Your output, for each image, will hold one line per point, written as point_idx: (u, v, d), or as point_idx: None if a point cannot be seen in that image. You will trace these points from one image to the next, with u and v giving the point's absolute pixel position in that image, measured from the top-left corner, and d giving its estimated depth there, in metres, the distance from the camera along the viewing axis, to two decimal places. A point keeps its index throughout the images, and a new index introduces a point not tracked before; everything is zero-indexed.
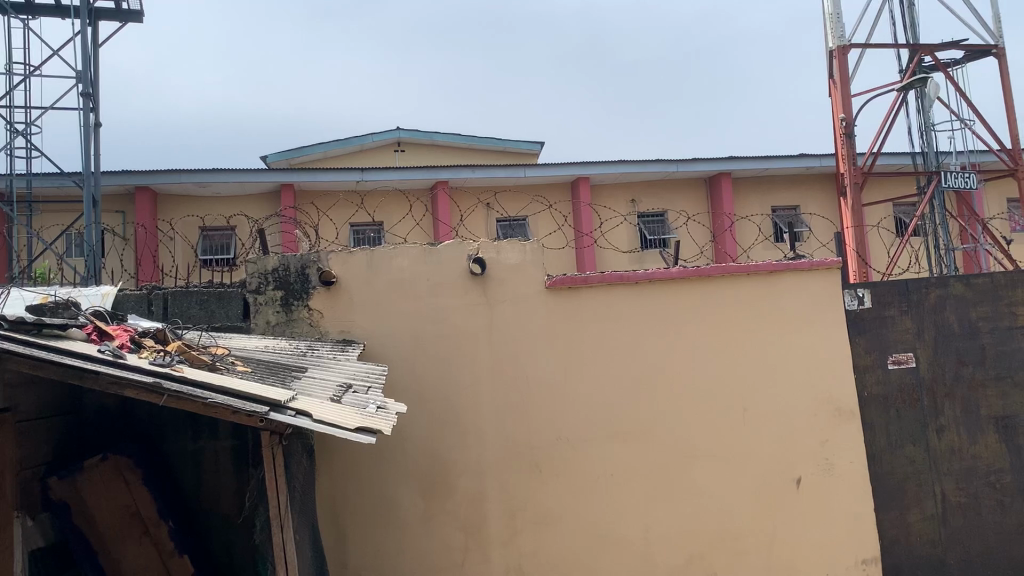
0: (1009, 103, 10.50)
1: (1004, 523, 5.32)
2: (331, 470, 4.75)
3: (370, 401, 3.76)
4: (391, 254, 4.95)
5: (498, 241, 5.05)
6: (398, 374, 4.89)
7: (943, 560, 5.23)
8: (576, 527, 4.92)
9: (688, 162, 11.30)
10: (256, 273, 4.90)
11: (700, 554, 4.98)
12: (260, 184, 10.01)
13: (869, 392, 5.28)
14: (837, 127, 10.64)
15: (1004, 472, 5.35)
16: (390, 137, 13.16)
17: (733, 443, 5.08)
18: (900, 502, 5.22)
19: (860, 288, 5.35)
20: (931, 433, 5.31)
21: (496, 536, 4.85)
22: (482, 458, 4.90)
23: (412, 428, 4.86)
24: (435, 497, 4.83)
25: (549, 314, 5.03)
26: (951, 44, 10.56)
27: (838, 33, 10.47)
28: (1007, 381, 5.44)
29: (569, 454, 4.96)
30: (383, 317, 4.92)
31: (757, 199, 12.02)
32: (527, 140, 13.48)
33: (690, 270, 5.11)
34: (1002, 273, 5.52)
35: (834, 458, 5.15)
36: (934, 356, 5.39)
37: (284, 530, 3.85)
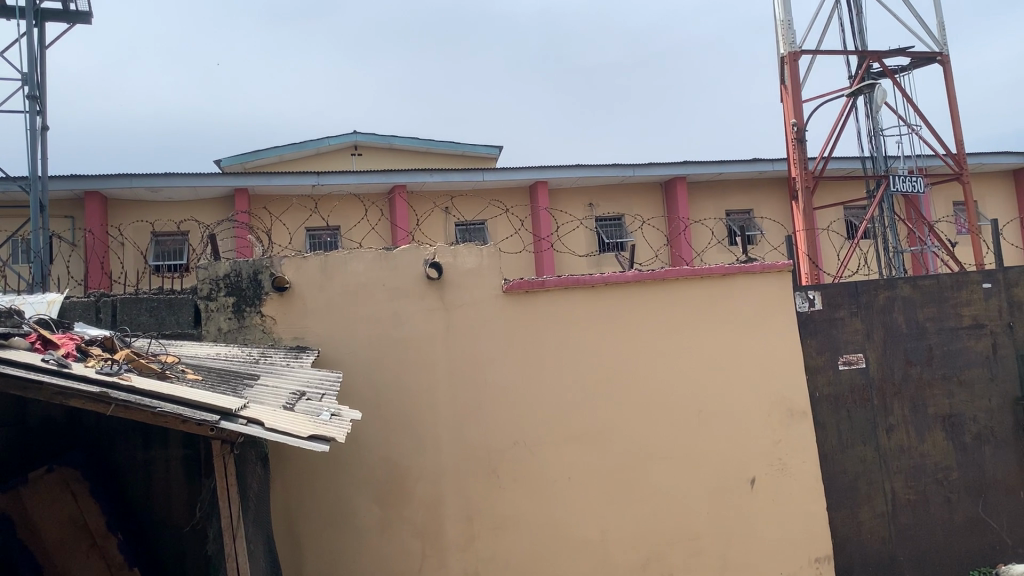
0: (953, 109, 10.78)
1: (952, 520, 5.42)
2: (287, 479, 4.69)
3: (323, 408, 3.72)
4: (346, 258, 4.91)
5: (454, 245, 5.03)
6: (354, 379, 4.84)
7: (894, 556, 5.33)
8: (533, 531, 4.92)
9: (644, 167, 11.40)
10: (207, 279, 4.83)
11: (657, 556, 5.02)
12: (213, 189, 9.88)
13: (821, 393, 5.37)
14: (789, 132, 10.81)
15: (951, 469, 5.46)
16: (347, 141, 13.08)
17: (689, 445, 5.12)
18: (852, 500, 5.31)
19: (811, 290, 5.44)
20: (881, 433, 5.41)
21: (453, 542, 4.83)
22: (440, 464, 4.87)
23: (368, 434, 4.82)
24: (392, 505, 4.79)
25: (506, 318, 5.02)
26: (898, 51, 10.81)
27: (788, 40, 10.65)
28: (953, 381, 5.56)
29: (526, 458, 4.96)
30: (338, 323, 4.87)
31: (711, 203, 12.18)
32: (484, 144, 13.50)
33: (646, 274, 5.15)
34: (947, 274, 5.65)
35: (788, 458, 5.22)
36: (883, 356, 5.50)
37: (237, 540, 3.79)
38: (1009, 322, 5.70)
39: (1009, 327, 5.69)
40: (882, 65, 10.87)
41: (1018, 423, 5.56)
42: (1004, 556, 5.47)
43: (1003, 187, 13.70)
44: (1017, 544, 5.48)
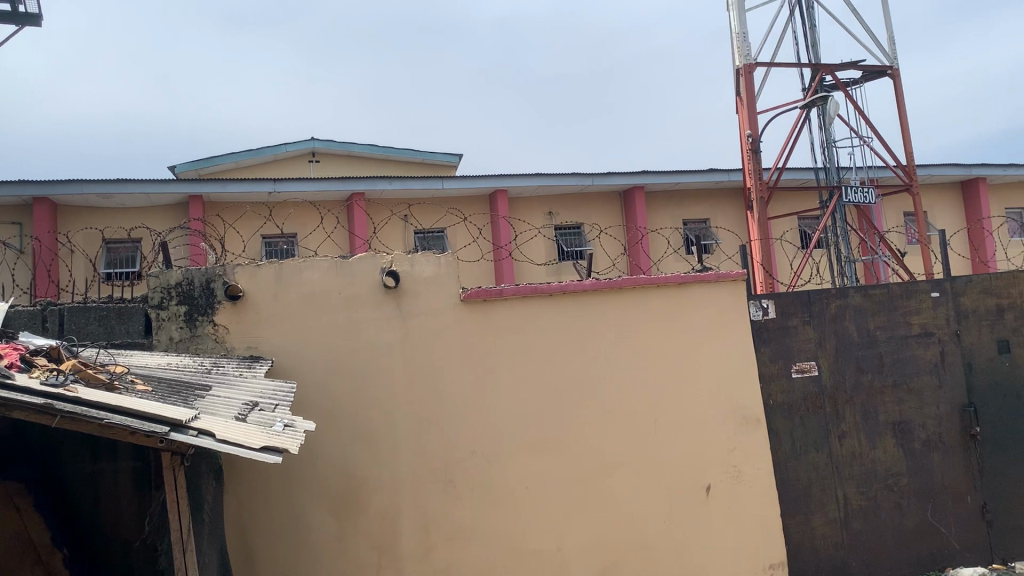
0: (903, 122, 11.03)
1: (902, 525, 5.52)
2: (241, 491, 4.61)
3: (277, 419, 3.67)
4: (301, 266, 4.85)
5: (411, 254, 5.00)
6: (309, 389, 4.78)
7: (846, 562, 5.40)
8: (490, 541, 4.89)
9: (603, 176, 11.47)
10: (158, 287, 4.73)
11: (614, 564, 5.02)
12: (166, 195, 9.72)
13: (775, 400, 5.43)
14: (744, 143, 10.98)
15: (901, 475, 5.56)
16: (304, 147, 12.98)
17: (645, 453, 5.14)
18: (805, 507, 5.38)
19: (764, 299, 5.50)
20: (833, 439, 5.49)
21: (410, 554, 4.78)
22: (397, 474, 4.83)
23: (322, 445, 4.75)
24: (349, 517, 4.74)
25: (463, 327, 5.01)
26: (850, 64, 11.04)
27: (744, 52, 10.81)
28: (903, 388, 5.66)
29: (484, 468, 4.94)
30: (293, 332, 4.81)
31: (669, 212, 12.30)
32: (443, 152, 13.49)
33: (603, 283, 5.17)
34: (897, 284, 5.77)
35: (742, 465, 5.27)
36: (835, 364, 5.59)
37: (186, 555, 3.71)
38: (957, 330, 5.81)
39: (957, 335, 5.80)
40: (834, 78, 11.08)
41: (965, 430, 5.67)
42: (952, 559, 5.57)
43: (951, 197, 14.03)
44: (965, 547, 5.59)
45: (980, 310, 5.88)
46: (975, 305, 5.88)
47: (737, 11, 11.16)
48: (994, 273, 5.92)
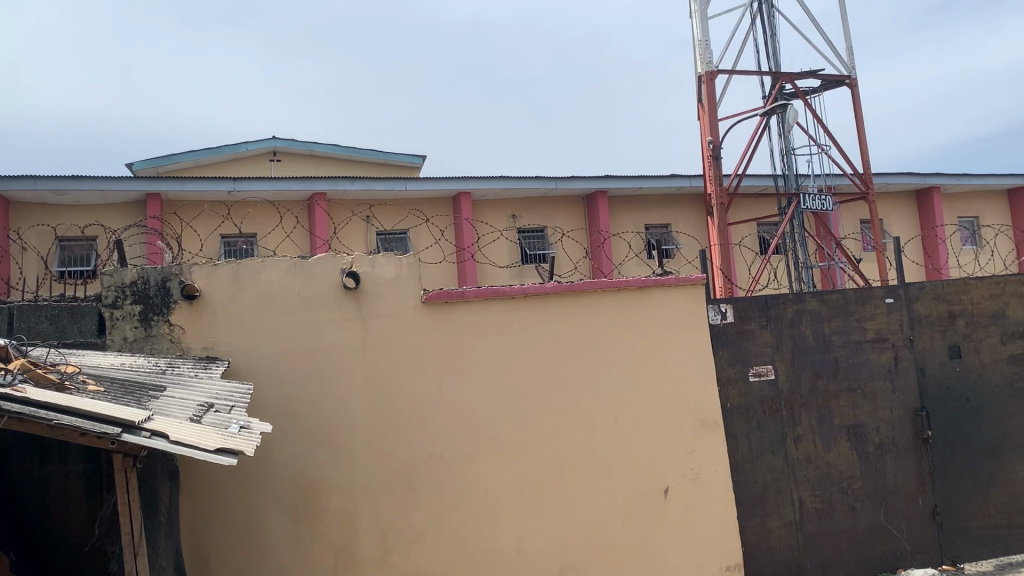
0: (860, 131, 11.23)
1: (855, 527, 5.61)
2: (194, 494, 4.54)
3: (232, 421, 3.62)
4: (259, 266, 4.80)
5: (372, 255, 4.97)
6: (266, 391, 4.72)
7: (800, 563, 5.47)
8: (448, 543, 4.87)
9: (566, 180, 11.52)
10: (112, 286, 4.64)
11: (572, 566, 5.03)
12: (123, 193, 9.57)
13: (732, 403, 5.49)
14: (705, 149, 11.09)
15: (855, 477, 5.65)
16: (265, 146, 12.87)
17: (604, 456, 5.16)
18: (761, 509, 5.44)
19: (722, 303, 5.57)
20: (789, 442, 5.57)
21: (368, 556, 4.75)
22: (355, 477, 4.79)
23: (279, 448, 4.70)
24: (305, 520, 4.69)
25: (424, 329, 4.99)
26: (809, 73, 11.22)
27: (706, 59, 10.93)
28: (857, 392, 5.75)
29: (444, 470, 4.92)
30: (251, 333, 4.75)
31: (631, 216, 12.38)
32: (406, 154, 13.46)
33: (564, 286, 5.19)
34: (853, 289, 5.87)
35: (700, 467, 5.32)
36: (791, 368, 5.67)
37: (138, 557, 3.65)
38: (910, 336, 5.92)
39: (910, 341, 5.91)
40: (794, 86, 11.25)
41: (917, 433, 5.78)
42: (904, 561, 5.66)
43: (905, 206, 14.32)
44: (916, 549, 5.69)
45: (932, 316, 5.99)
46: (928, 311, 5.99)
47: (700, 19, 11.28)
48: (946, 280, 6.05)
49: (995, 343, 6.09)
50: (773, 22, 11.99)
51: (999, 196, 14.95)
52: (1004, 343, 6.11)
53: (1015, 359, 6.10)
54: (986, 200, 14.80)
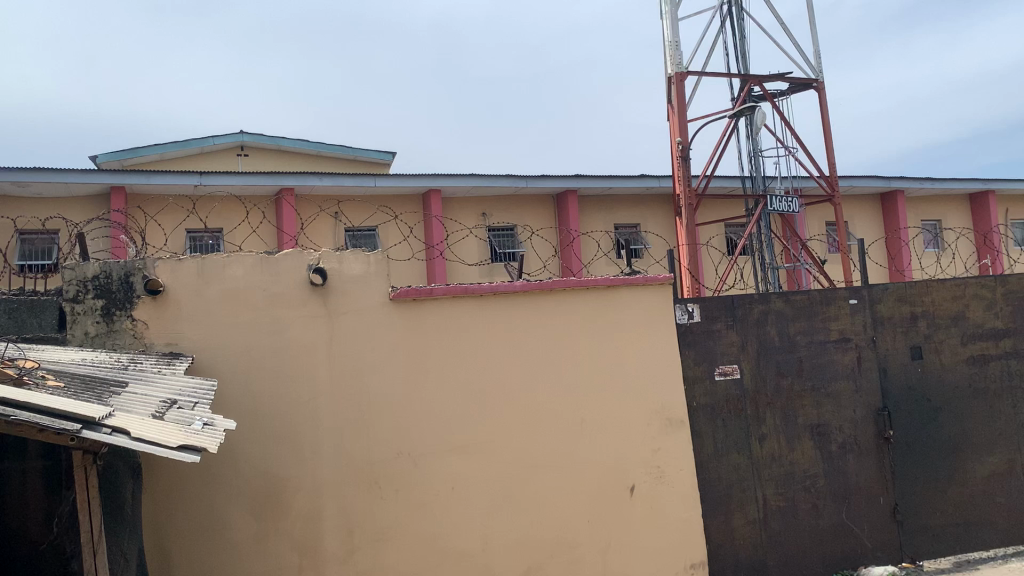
0: (826, 133, 11.37)
1: (818, 525, 5.67)
2: (156, 491, 4.47)
3: (196, 417, 3.58)
4: (225, 261, 4.74)
5: (340, 251, 4.93)
6: (230, 387, 4.66)
7: (764, 561, 5.53)
8: (413, 542, 4.85)
9: (537, 179, 11.53)
10: (73, 280, 4.57)
11: (539, 564, 5.04)
12: (86, 186, 9.41)
13: (698, 402, 5.53)
14: (674, 150, 11.16)
15: (818, 476, 5.72)
16: (233, 140, 12.73)
17: (571, 454, 5.17)
18: (726, 507, 5.49)
19: (690, 303, 5.60)
20: (753, 441, 5.62)
21: (333, 555, 4.72)
22: (320, 476, 4.75)
23: (242, 445, 4.65)
24: (268, 518, 4.65)
25: (391, 327, 4.96)
26: (778, 76, 11.34)
27: (676, 60, 10.99)
28: (821, 392, 5.82)
29: (409, 469, 4.90)
30: (214, 329, 4.69)
31: (600, 216, 12.44)
32: (376, 150, 13.40)
33: (533, 284, 5.19)
34: (818, 290, 5.93)
35: (665, 466, 5.35)
36: (757, 368, 5.72)
37: (97, 557, 3.58)
38: (873, 337, 6.00)
39: (873, 342, 6.00)
40: (762, 88, 11.37)
41: (879, 433, 5.86)
42: (864, 559, 5.74)
43: (870, 208, 14.53)
44: (876, 547, 5.77)
45: (895, 318, 6.08)
46: (890, 312, 6.08)
47: (670, 20, 11.34)
48: (909, 281, 6.14)
49: (955, 344, 6.19)
50: (742, 25, 12.09)
51: (961, 200, 15.22)
52: (964, 344, 6.21)
53: (974, 360, 6.21)
54: (948, 203, 15.07)
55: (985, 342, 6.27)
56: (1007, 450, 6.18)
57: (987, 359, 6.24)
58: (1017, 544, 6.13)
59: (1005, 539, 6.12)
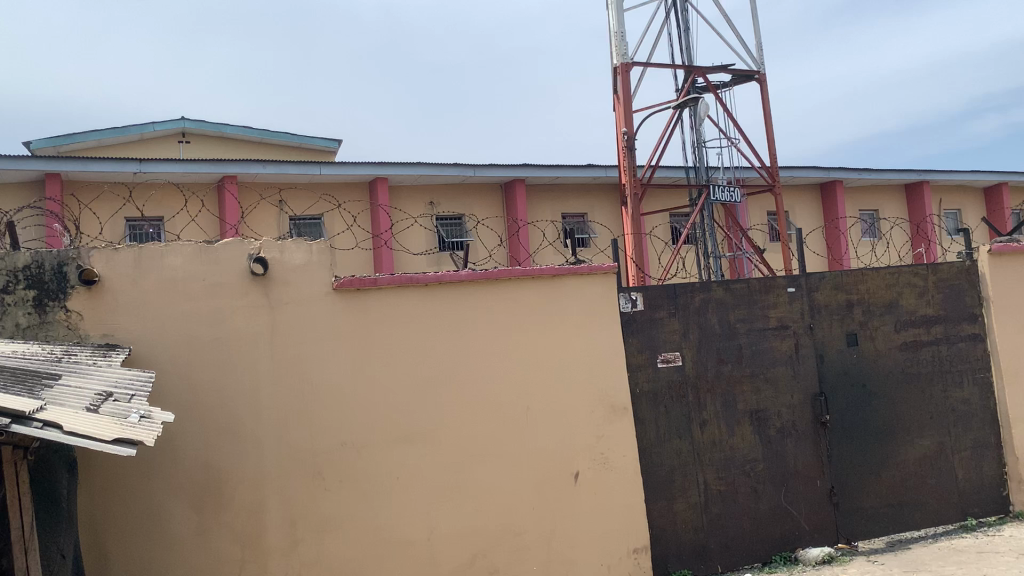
0: (768, 125, 11.59)
1: (758, 508, 5.80)
2: (91, 486, 4.39)
3: (132, 410, 3.51)
4: (163, 251, 4.65)
5: (281, 240, 4.86)
6: (169, 380, 4.58)
7: (705, 544, 5.64)
8: (357, 533, 4.83)
9: (484, 168, 11.55)
10: (3, 270, 4.43)
11: (483, 552, 5.06)
12: (19, 173, 9.14)
13: (641, 389, 5.61)
14: (620, 140, 11.24)
15: (758, 460, 5.85)
16: (174, 127, 12.50)
17: (516, 442, 5.20)
18: (667, 492, 5.58)
19: (633, 291, 5.67)
20: (695, 427, 5.73)
21: (276, 547, 4.67)
22: (263, 468, 4.70)
23: (183, 438, 4.58)
24: (210, 510, 4.59)
25: (334, 317, 4.92)
26: (720, 67, 11.51)
27: (621, 51, 11.07)
28: (760, 377, 5.95)
29: (353, 460, 4.88)
30: (153, 320, 4.60)
31: (548, 205, 12.53)
32: (322, 137, 13.33)
33: (477, 273, 5.20)
34: (757, 279, 6.05)
35: (609, 452, 5.41)
36: (698, 355, 5.82)
37: (29, 553, 3.51)
38: (810, 324, 6.14)
39: (810, 328, 6.14)
40: (706, 80, 11.52)
41: (816, 417, 6.02)
42: (801, 540, 5.88)
43: (810, 198, 14.86)
44: (814, 529, 5.92)
45: (832, 305, 6.24)
46: (828, 300, 6.23)
47: (616, 11, 11.42)
48: (845, 269, 6.30)
49: (889, 331, 6.38)
50: (686, 17, 12.24)
51: (897, 190, 15.65)
52: (897, 331, 6.40)
53: (907, 345, 6.41)
54: (886, 194, 15.47)
55: (917, 328, 6.47)
56: (937, 433, 6.39)
57: (919, 345, 6.44)
58: (946, 524, 6.36)
59: (936, 519, 6.33)
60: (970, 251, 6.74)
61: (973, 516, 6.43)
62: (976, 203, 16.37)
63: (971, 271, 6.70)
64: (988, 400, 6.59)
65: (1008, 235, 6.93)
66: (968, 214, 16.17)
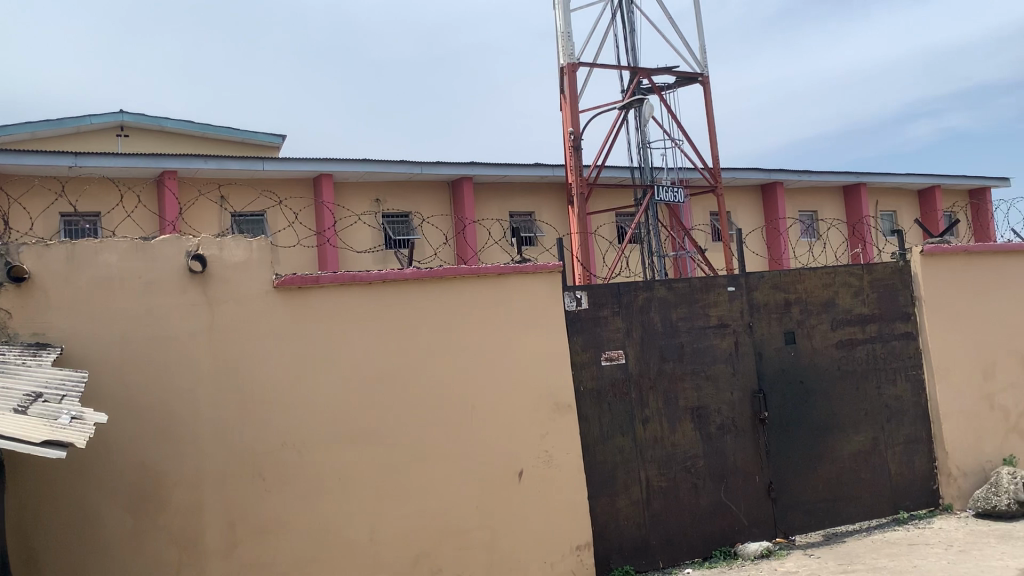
0: (710, 127, 11.76)
1: (699, 504, 5.89)
2: (20, 490, 4.26)
3: (63, 411, 3.43)
4: (97, 248, 4.54)
5: (220, 237, 4.78)
6: (102, 380, 4.47)
7: (647, 541, 5.70)
8: (298, 535, 4.78)
9: (431, 166, 11.52)
10: None
11: (426, 552, 5.04)
12: None
13: (585, 387, 5.66)
14: (566, 140, 11.30)
15: (698, 457, 5.94)
16: (112, 120, 12.20)
17: (460, 440, 5.20)
18: (610, 489, 5.63)
19: (578, 290, 5.71)
20: (637, 424, 5.79)
21: (214, 550, 4.59)
22: (200, 468, 4.62)
23: (117, 438, 4.47)
24: (144, 512, 4.48)
25: (275, 315, 4.85)
26: (664, 69, 11.66)
27: (568, 51, 11.12)
28: (701, 375, 6.04)
29: (295, 460, 4.82)
30: (86, 318, 4.48)
31: (495, 204, 12.54)
32: (265, 132, 13.16)
33: (422, 272, 5.18)
34: (698, 278, 6.14)
35: (553, 450, 5.44)
36: (640, 353, 5.89)
37: None
38: (749, 322, 6.26)
39: (749, 327, 6.25)
40: (650, 81, 11.65)
41: (755, 414, 6.13)
42: (741, 535, 5.99)
43: (751, 199, 15.15)
44: (753, 523, 6.04)
45: (770, 304, 6.36)
46: (766, 299, 6.35)
47: (563, 11, 11.47)
48: (783, 269, 6.43)
49: (825, 329, 6.53)
50: (632, 19, 12.37)
51: (835, 192, 16.04)
52: (833, 329, 6.56)
53: (843, 343, 6.57)
54: (824, 196, 15.84)
55: (853, 327, 6.63)
56: (872, 428, 6.56)
57: (853, 343, 6.61)
58: (880, 517, 6.53)
59: (870, 512, 6.50)
60: (903, 252, 6.94)
61: (904, 510, 6.62)
62: (910, 205, 16.87)
63: (904, 271, 6.92)
64: (919, 397, 6.79)
65: (939, 236, 7.15)
66: (902, 215, 16.65)
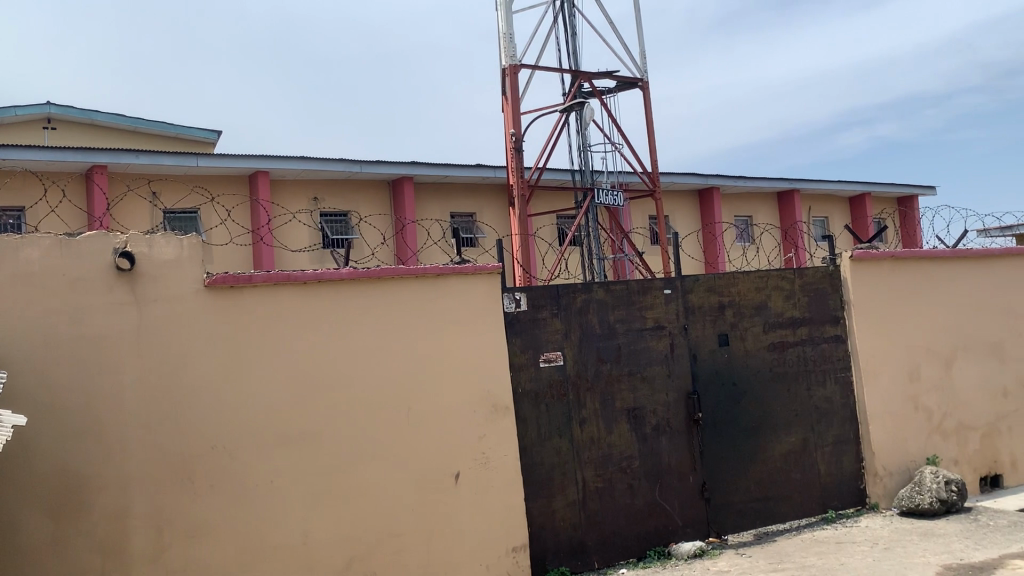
0: (649, 132, 11.91)
1: (634, 504, 5.95)
2: None
3: None
4: (18, 244, 4.37)
5: (150, 234, 4.65)
6: (22, 381, 4.30)
7: (583, 541, 5.73)
8: (229, 539, 4.67)
9: (371, 164, 11.44)
10: None
11: (360, 555, 4.98)
12: None
13: (523, 388, 5.66)
14: (507, 141, 11.32)
15: (633, 457, 6.00)
16: (38, 112, 11.82)
17: (396, 442, 5.15)
18: (546, 491, 5.65)
19: (517, 292, 5.71)
20: (574, 425, 5.81)
21: (140, 556, 4.46)
22: (126, 472, 4.48)
23: (38, 440, 4.31)
24: (67, 518, 4.33)
25: (206, 315, 4.74)
26: (605, 73, 11.76)
27: (510, 53, 11.14)
28: (637, 376, 6.10)
29: (226, 463, 4.71)
30: (5, 317, 4.31)
31: (436, 204, 12.49)
32: (199, 128, 12.87)
33: (359, 272, 5.12)
34: (635, 280, 6.20)
35: (490, 452, 5.42)
36: (578, 354, 5.91)
37: None
38: (685, 324, 6.34)
39: (685, 329, 6.33)
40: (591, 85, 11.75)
41: (690, 415, 6.21)
42: (675, 535, 6.07)
43: (689, 203, 15.38)
44: (686, 523, 6.12)
45: (705, 306, 6.46)
46: (701, 301, 6.45)
47: (505, 12, 11.48)
48: (717, 272, 6.54)
49: (757, 332, 6.65)
50: (573, 23, 12.45)
51: (771, 198, 16.39)
52: (765, 332, 6.69)
53: (775, 346, 6.71)
54: (759, 201, 16.17)
55: (785, 330, 6.78)
56: (802, 429, 6.71)
57: (785, 346, 6.75)
58: (809, 516, 6.68)
59: (799, 512, 6.64)
60: (834, 256, 7.13)
61: (832, 509, 6.78)
62: (841, 212, 17.34)
63: (834, 276, 7.10)
64: (847, 398, 6.97)
65: (869, 242, 7.36)
66: (834, 222, 17.10)
